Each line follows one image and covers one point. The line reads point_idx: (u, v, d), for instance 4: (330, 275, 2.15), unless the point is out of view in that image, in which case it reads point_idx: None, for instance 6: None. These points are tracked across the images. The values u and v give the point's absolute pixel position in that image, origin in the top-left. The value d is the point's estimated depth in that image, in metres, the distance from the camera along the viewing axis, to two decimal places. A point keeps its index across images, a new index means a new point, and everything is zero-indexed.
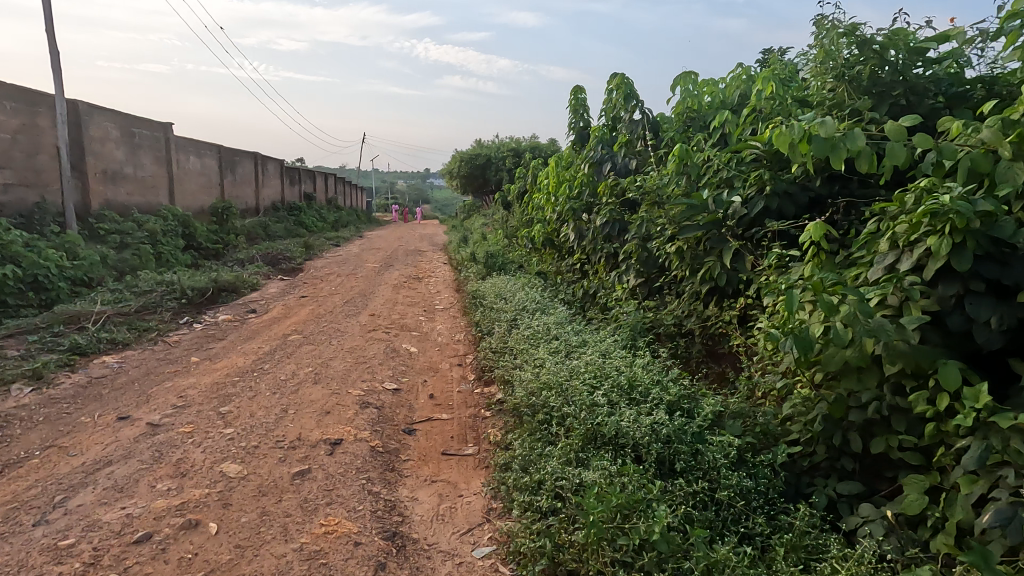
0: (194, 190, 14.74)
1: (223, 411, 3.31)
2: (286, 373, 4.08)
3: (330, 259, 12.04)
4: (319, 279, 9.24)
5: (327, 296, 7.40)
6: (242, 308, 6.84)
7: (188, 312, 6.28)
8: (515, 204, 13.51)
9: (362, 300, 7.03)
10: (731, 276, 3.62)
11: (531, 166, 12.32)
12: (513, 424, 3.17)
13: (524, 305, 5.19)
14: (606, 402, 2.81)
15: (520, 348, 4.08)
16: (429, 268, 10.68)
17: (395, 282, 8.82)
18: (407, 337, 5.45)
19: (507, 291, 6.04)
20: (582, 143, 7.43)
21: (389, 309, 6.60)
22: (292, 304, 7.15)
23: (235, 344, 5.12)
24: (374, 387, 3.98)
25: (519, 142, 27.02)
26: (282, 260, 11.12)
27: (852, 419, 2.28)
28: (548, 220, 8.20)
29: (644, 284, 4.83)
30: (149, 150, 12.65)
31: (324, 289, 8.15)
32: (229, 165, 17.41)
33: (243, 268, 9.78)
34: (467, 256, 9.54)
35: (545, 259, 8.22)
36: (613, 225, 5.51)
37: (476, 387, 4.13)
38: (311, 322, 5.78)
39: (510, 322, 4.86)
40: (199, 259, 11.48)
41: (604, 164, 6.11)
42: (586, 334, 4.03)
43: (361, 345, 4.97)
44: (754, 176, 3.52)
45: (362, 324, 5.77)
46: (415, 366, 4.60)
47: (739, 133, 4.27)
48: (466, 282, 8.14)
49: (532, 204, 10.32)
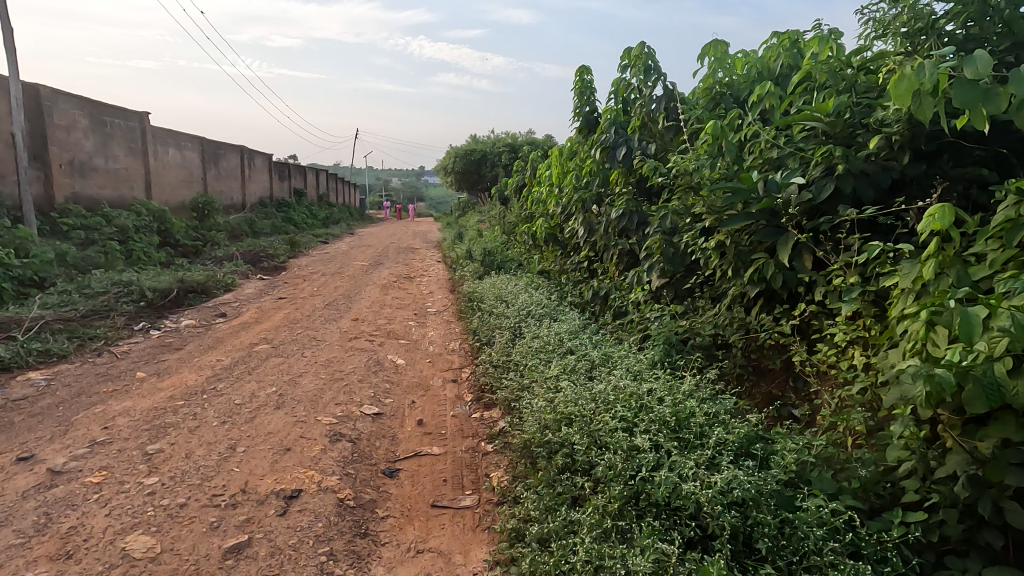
0: (173, 183, 13.96)
1: (152, 449, 2.61)
2: (244, 393, 3.38)
3: (317, 256, 11.32)
4: (302, 278, 8.51)
5: (308, 298, 6.68)
6: (210, 312, 6.12)
7: (145, 316, 5.56)
8: (514, 199, 12.78)
9: (346, 303, 6.31)
10: (789, 278, 2.95)
11: (530, 158, 11.61)
12: (523, 467, 2.49)
13: (529, 310, 4.49)
14: (649, 445, 2.13)
15: (528, 363, 3.39)
16: (422, 267, 9.95)
17: (384, 282, 8.12)
18: (393, 346, 4.74)
19: (509, 292, 5.35)
20: (589, 129, 6.71)
21: (375, 314, 5.89)
22: (268, 306, 6.43)
23: (192, 355, 4.41)
24: (350, 411, 3.28)
25: (515, 138, 26.30)
26: (264, 258, 10.39)
27: (1010, 485, 1.62)
28: (552, 214, 7.50)
29: (669, 286, 4.14)
30: (123, 141, 11.86)
31: (305, 289, 7.43)
32: (213, 159, 16.61)
33: (220, 266, 9.05)
34: (462, 254, 8.83)
35: (548, 257, 7.53)
36: (630, 217, 4.82)
37: (474, 410, 3.44)
38: (284, 328, 5.06)
39: (514, 330, 4.17)
40: (175, 257, 10.74)
41: (618, 148, 5.27)
42: (607, 346, 3.35)
43: (340, 357, 4.27)
44: (821, 152, 2.84)
45: (343, 330, 5.07)
46: (401, 383, 3.90)
47: (787, 106, 3.59)
48: (462, 282, 7.43)
49: (533, 198, 9.61)
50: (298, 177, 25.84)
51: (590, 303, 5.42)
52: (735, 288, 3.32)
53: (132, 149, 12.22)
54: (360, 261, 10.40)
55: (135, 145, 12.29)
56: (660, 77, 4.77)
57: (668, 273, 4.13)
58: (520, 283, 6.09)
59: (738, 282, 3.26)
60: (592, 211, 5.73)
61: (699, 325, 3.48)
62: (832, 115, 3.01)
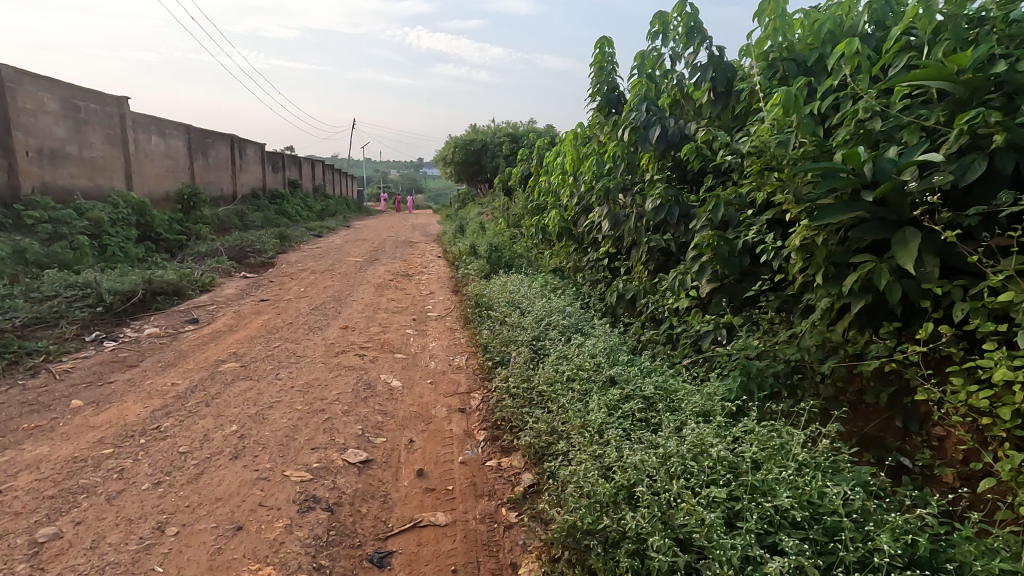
0: (157, 173, 13.17)
1: (45, 535, 1.88)
2: (195, 433, 2.65)
3: (308, 251, 10.55)
4: (289, 277, 7.75)
5: (292, 301, 5.94)
6: (180, 318, 5.38)
7: (102, 324, 4.83)
8: (518, 189, 11.99)
9: (335, 307, 5.56)
10: (914, 288, 2.24)
11: (537, 145, 10.82)
12: (569, 562, 1.78)
13: (551, 320, 3.75)
14: (774, 560, 1.41)
15: (561, 395, 2.68)
16: (421, 264, 9.19)
17: (380, 281, 7.37)
18: (387, 362, 4.00)
19: (522, 296, 4.60)
20: (610, 109, 5.94)
21: (367, 320, 5.15)
22: (247, 310, 5.69)
23: (146, 375, 3.68)
24: (330, 459, 2.55)
25: (517, 127, 25.42)
26: (250, 254, 9.62)
27: None
28: (566, 205, 6.73)
29: (723, 292, 3.40)
30: (100, 128, 11.07)
31: (291, 290, 6.68)
32: (201, 148, 15.79)
33: (200, 263, 8.31)
34: (465, 250, 8.07)
35: (561, 253, 6.78)
36: (668, 208, 4.06)
37: (489, 455, 2.71)
38: (259, 340, 4.33)
39: (534, 346, 3.44)
40: (154, 252, 9.99)
41: (650, 126, 4.52)
42: (661, 374, 2.63)
43: (322, 378, 3.53)
44: (967, 121, 2.12)
45: (329, 342, 4.33)
46: (397, 413, 3.17)
47: (883, 66, 2.85)
48: (465, 282, 6.68)
49: (541, 188, 8.84)
50: (293, 167, 24.98)
51: (616, 309, 4.68)
52: (823, 298, 2.60)
53: (111, 137, 11.43)
54: (354, 257, 9.63)
55: (114, 133, 11.50)
56: (705, 40, 4.00)
57: (721, 276, 3.39)
58: (534, 284, 5.35)
59: (833, 293, 2.53)
60: (618, 202, 4.98)
61: (774, 345, 2.77)
62: (967, 72, 2.28)
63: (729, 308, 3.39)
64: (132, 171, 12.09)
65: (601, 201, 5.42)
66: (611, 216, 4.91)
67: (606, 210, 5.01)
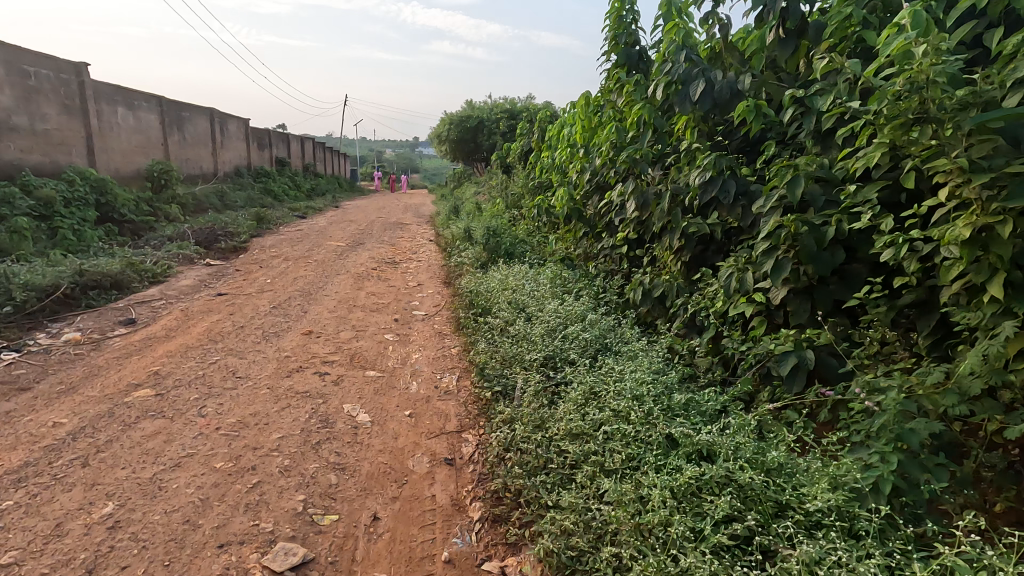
0: (125, 148, 12.11)
1: None
2: (42, 523, 1.77)
3: (287, 235, 9.61)
4: (258, 265, 6.82)
5: (253, 295, 5.01)
6: (113, 319, 4.46)
7: (7, 328, 3.92)
8: (517, 167, 11.01)
9: (301, 304, 4.63)
10: None
11: (538, 118, 9.83)
12: None
13: (569, 334, 2.87)
14: None
15: (597, 464, 1.81)
16: (410, 249, 8.24)
17: (362, 269, 6.46)
18: (355, 384, 3.10)
19: (528, 294, 3.69)
20: (630, 67, 4.97)
21: (338, 323, 4.23)
22: (198, 307, 4.76)
23: (30, 403, 2.78)
24: (244, 567, 1.68)
25: (514, 103, 24.24)
26: (221, 237, 8.66)
27: None
28: (575, 183, 5.79)
29: (806, 295, 2.53)
30: (55, 97, 10.02)
31: (256, 281, 5.75)
32: (176, 122, 14.67)
33: (160, 249, 7.37)
34: (459, 235, 7.12)
35: (571, 238, 5.86)
36: (722, 182, 3.04)
37: (488, 549, 1.83)
38: (195, 351, 3.42)
39: (550, 375, 2.56)
40: (115, 235, 9.03)
41: (692, 80, 3.56)
42: (748, 436, 1.76)
43: (263, 412, 2.64)
44: None
45: (284, 354, 3.43)
46: (359, 469, 2.29)
47: None
48: (459, 272, 5.75)
49: (544, 164, 7.87)
50: (280, 144, 23.78)
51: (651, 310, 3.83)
52: (999, 321, 1.71)
53: (69, 107, 10.38)
54: (335, 241, 8.66)
55: (72, 103, 10.44)
56: None
57: (803, 276, 2.49)
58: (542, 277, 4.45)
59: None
60: (645, 176, 4.05)
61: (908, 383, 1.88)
62: None
63: (816, 319, 2.51)
64: (96, 145, 11.06)
65: (623, 177, 4.49)
66: (639, 194, 3.93)
67: (631, 186, 4.02)
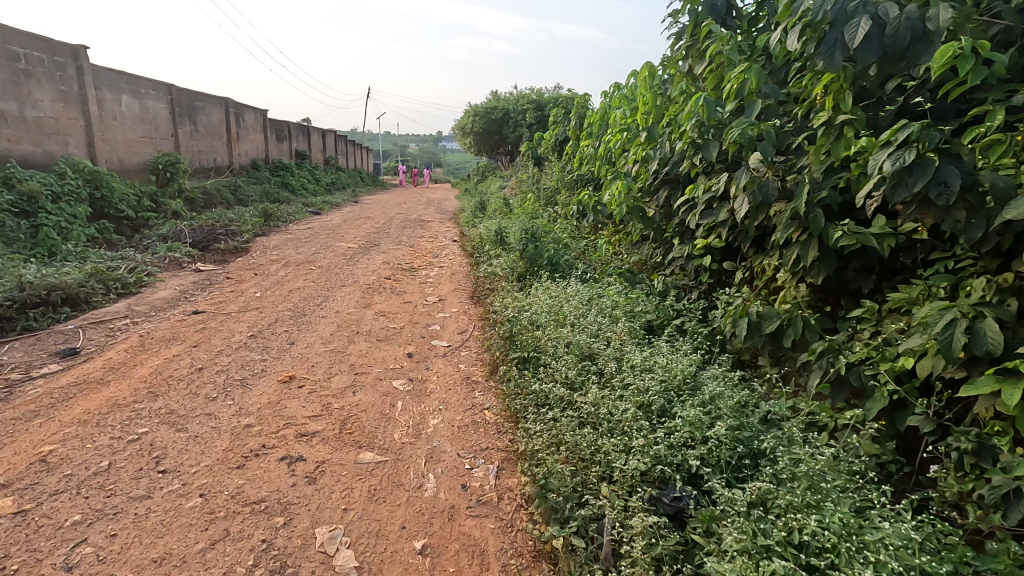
0: (130, 139, 11.31)
1: None
2: None
3: (297, 234, 8.65)
4: (254, 272, 5.83)
5: (234, 316, 3.99)
6: (50, 348, 3.48)
7: None
8: (551, 158, 9.86)
9: (289, 331, 3.58)
10: None
11: (577, 102, 8.61)
12: None
13: (681, 424, 1.77)
14: None
15: None
16: (431, 252, 7.14)
17: (375, 279, 5.41)
18: (340, 481, 2.02)
19: (596, 336, 2.59)
20: (716, 21, 3.78)
21: (332, 362, 3.16)
22: (161, 333, 3.75)
23: None
24: None
25: (543, 92, 22.94)
26: (220, 237, 7.72)
27: None
28: (638, 177, 4.65)
29: None
30: (50, 82, 9.22)
31: (244, 295, 4.73)
32: (187, 112, 13.87)
33: (149, 252, 6.45)
34: (488, 237, 5.99)
35: (638, 248, 4.77)
36: (936, 171, 1.88)
37: None
38: (119, 415, 2.38)
39: (672, 521, 1.53)
40: (108, 233, 8.19)
41: (847, 17, 2.35)
42: None
43: (176, 557, 1.57)
44: None
45: (244, 420, 2.37)
46: None
47: None
48: (491, 285, 4.66)
49: (590, 153, 6.68)
50: (302, 137, 23.02)
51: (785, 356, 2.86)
52: None
53: (65, 94, 9.57)
54: (348, 242, 7.65)
55: (69, 89, 9.65)
56: None
57: None
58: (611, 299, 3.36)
59: None
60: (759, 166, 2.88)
61: None
62: None
63: None
64: (96, 136, 10.26)
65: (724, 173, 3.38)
66: (756, 187, 2.70)
67: (743, 178, 2.74)
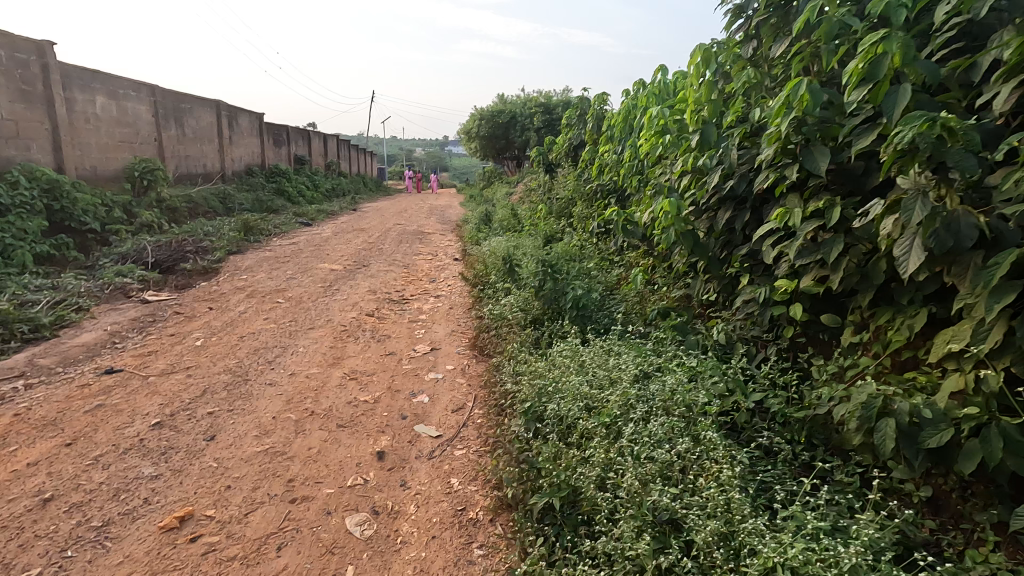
0: (105, 144, 10.38)
1: None
2: None
3: (278, 250, 7.65)
4: (212, 305, 4.81)
5: (151, 383, 2.95)
6: None
7: None
8: (565, 165, 8.85)
9: (215, 414, 2.55)
10: None
11: (595, 102, 7.58)
12: None
13: None
14: None
15: None
16: (427, 275, 6.11)
17: (355, 315, 4.38)
18: None
19: (674, 479, 1.64)
20: None
21: (263, 474, 2.13)
22: (43, 410, 2.72)
23: None
24: None
25: (550, 95, 21.93)
26: (188, 255, 6.72)
27: None
28: (689, 194, 3.63)
29: None
30: (7, 82, 8.27)
31: (183, 343, 3.70)
32: (173, 115, 12.93)
33: (93, 278, 5.45)
34: (495, 262, 4.97)
35: (689, 283, 3.76)
36: None
37: None
38: None
39: None
40: (62, 250, 7.20)
41: None
42: None
43: None
44: None
45: None
46: None
47: None
48: (498, 331, 3.63)
49: (615, 159, 5.64)
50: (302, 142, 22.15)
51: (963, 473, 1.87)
52: None
53: (26, 94, 8.63)
54: (333, 262, 6.64)
55: (31, 89, 8.70)
56: None
57: None
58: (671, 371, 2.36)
59: None
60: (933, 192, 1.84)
61: None
62: None
63: None
64: (64, 140, 9.32)
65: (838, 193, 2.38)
66: (940, 226, 1.64)
67: (915, 210, 1.66)
